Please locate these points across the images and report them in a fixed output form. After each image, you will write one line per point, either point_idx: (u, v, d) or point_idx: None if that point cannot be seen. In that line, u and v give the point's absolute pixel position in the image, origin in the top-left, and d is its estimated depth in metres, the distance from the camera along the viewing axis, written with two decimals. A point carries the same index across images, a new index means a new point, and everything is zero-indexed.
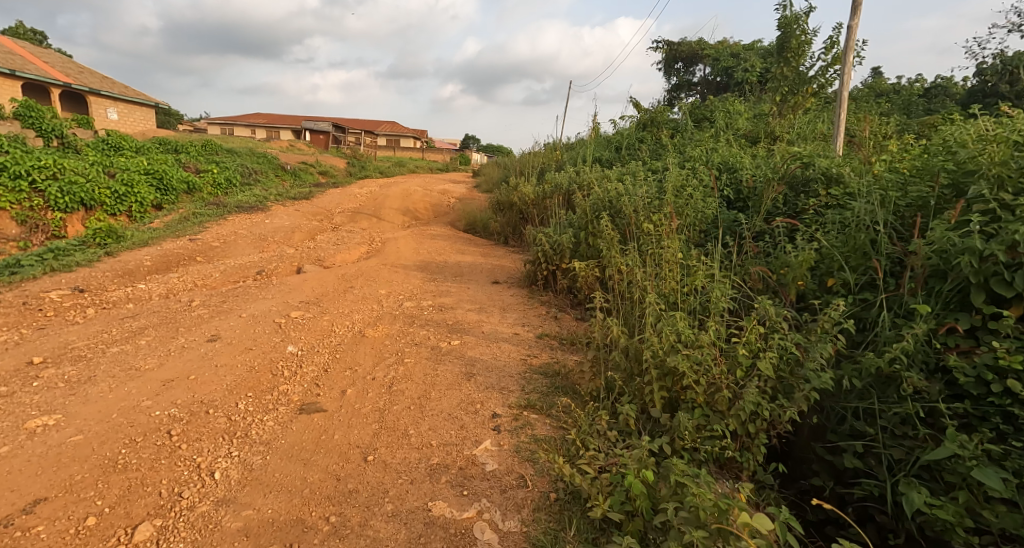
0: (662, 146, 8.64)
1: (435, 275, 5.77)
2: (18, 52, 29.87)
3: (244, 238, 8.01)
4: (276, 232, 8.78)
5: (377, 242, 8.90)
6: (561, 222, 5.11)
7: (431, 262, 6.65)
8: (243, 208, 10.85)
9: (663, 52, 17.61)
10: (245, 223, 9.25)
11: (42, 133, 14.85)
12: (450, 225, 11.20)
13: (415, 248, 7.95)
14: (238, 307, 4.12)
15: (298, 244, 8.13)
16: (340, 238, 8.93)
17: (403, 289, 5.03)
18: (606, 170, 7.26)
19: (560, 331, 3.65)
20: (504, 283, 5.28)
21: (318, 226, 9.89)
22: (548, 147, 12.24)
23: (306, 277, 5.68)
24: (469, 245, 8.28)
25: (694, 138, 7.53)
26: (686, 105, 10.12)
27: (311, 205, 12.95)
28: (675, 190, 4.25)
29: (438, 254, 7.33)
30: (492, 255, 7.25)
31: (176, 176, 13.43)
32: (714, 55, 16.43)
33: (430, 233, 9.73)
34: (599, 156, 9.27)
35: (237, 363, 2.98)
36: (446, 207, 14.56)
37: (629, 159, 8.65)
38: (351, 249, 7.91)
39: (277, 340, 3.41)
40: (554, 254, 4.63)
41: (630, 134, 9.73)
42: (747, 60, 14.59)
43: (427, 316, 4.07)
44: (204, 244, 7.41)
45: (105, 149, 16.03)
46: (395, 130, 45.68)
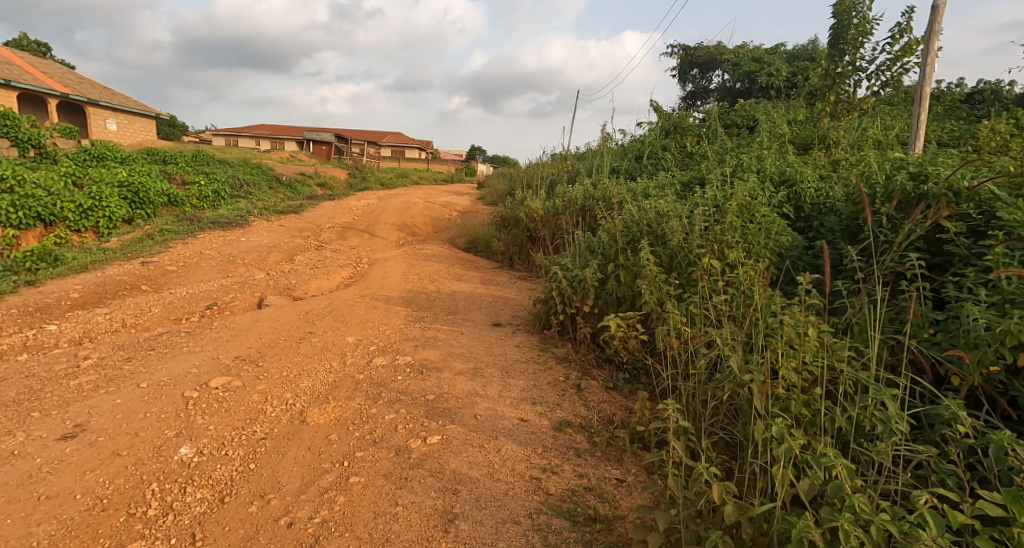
0: (690, 157, 7.55)
1: (422, 312, 4.69)
2: (16, 63, 29.57)
3: (208, 261, 7.03)
4: (250, 254, 7.79)
5: (364, 264, 7.88)
6: (582, 249, 4.03)
7: (420, 292, 5.58)
8: (221, 224, 9.91)
9: (678, 58, 16.73)
10: (216, 242, 8.27)
11: (20, 144, 14.34)
12: (449, 243, 10.18)
13: (404, 271, 6.91)
14: (144, 366, 3.05)
15: (272, 268, 7.13)
16: (322, 260, 7.92)
17: (377, 335, 3.95)
18: (629, 182, 6.19)
19: (588, 417, 2.52)
20: (508, 325, 4.18)
21: (300, 245, 8.90)
22: (558, 158, 11.19)
23: (263, 313, 4.62)
24: (468, 268, 7.23)
25: (730, 146, 6.48)
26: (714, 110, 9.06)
27: (300, 220, 12.00)
28: (739, 210, 3.16)
29: (431, 280, 6.27)
30: (495, 281, 6.19)
31: (157, 189, 12.60)
32: (733, 60, 15.38)
33: (425, 253, 8.70)
34: (616, 167, 8.21)
35: (68, 500, 1.86)
36: (447, 222, 13.53)
37: (652, 170, 7.61)
38: (331, 273, 6.89)
39: (169, 437, 2.27)
40: (574, 293, 3.56)
41: (652, 141, 8.67)
42: (770, 64, 13.61)
43: (402, 385, 2.95)
44: (159, 268, 6.43)
45: (87, 161, 15.29)
46: (399, 141, 45.11)
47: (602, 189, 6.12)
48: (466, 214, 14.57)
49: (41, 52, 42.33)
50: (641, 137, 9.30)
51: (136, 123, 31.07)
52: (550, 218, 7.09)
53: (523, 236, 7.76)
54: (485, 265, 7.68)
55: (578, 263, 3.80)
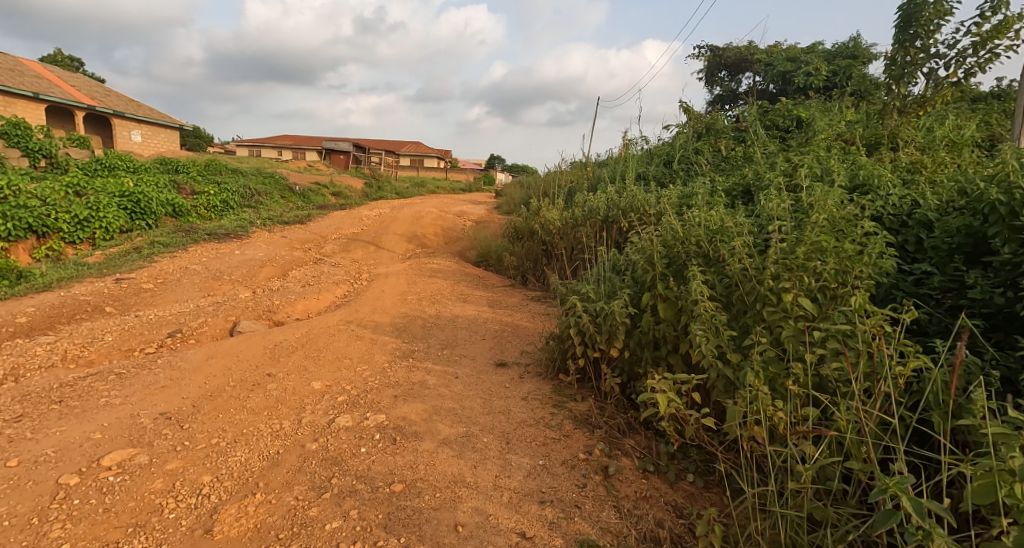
0: (728, 161, 6.69)
1: (413, 345, 3.94)
2: (44, 76, 30.26)
3: (190, 277, 6.45)
4: (239, 270, 7.20)
5: (363, 281, 7.23)
6: (608, 273, 3.26)
7: (417, 317, 4.85)
8: (218, 236, 9.40)
9: (706, 60, 15.90)
10: (207, 256, 7.73)
11: (29, 153, 14.27)
12: (459, 255, 9.49)
13: (404, 289, 6.21)
14: (32, 429, 2.37)
15: (260, 286, 6.51)
16: (317, 276, 7.29)
17: (351, 378, 3.20)
18: (659, 190, 5.39)
19: (621, 534, 1.75)
20: (514, 365, 3.40)
21: (298, 260, 8.33)
22: (578, 164, 10.40)
23: (226, 345, 3.94)
24: (476, 286, 6.50)
25: (774, 151, 5.65)
26: (752, 109, 8.18)
27: (305, 231, 11.48)
28: (825, 227, 2.35)
29: (431, 301, 5.54)
30: (505, 303, 5.44)
31: (161, 198, 12.26)
32: (766, 60, 14.46)
33: (431, 267, 8.01)
34: (642, 172, 7.38)
35: None
36: (460, 232, 12.84)
37: (682, 176, 6.80)
38: (324, 291, 6.23)
39: None
40: (599, 331, 2.78)
41: (682, 144, 7.84)
42: (808, 63, 12.66)
43: (363, 464, 2.18)
44: (133, 287, 5.86)
45: (98, 171, 15.17)
46: (418, 151, 44.96)
47: (628, 198, 5.32)
48: (481, 224, 13.88)
49: (73, 66, 43.50)
50: (669, 141, 8.46)
51: (159, 134, 31.41)
52: (567, 231, 6.32)
53: (538, 250, 7.00)
54: (495, 282, 6.93)
55: (604, 289, 3.03)
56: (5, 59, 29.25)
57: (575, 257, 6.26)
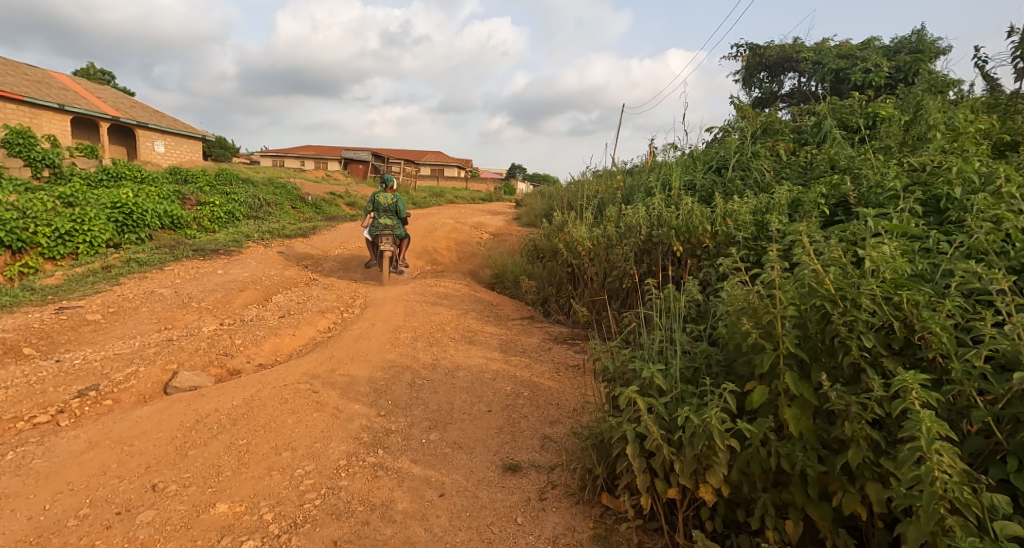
0: (800, 172, 5.46)
1: (392, 421, 2.85)
2: (70, 88, 30.59)
3: (151, 308, 5.54)
4: (215, 294, 6.27)
5: (358, 308, 6.22)
6: (675, 349, 2.07)
7: (406, 369, 3.76)
8: (206, 254, 8.56)
9: (746, 59, 14.73)
10: (183, 278, 6.84)
11: (33, 163, 13.85)
12: (473, 276, 8.43)
13: (398, 323, 5.15)
14: None
15: (231, 317, 5.54)
16: (305, 303, 6.31)
17: (280, 493, 2.12)
18: (722, 203, 4.20)
19: None
20: (530, 472, 2.27)
21: (288, 282, 7.38)
22: (608, 173, 9.25)
23: (137, 414, 2.91)
24: (486, 318, 5.40)
25: (869, 156, 4.44)
26: (819, 107, 6.93)
27: (307, 247, 10.62)
28: None
29: (428, 342, 4.46)
30: (520, 348, 4.32)
31: (159, 210, 11.56)
32: (814, 58, 13.26)
33: (438, 291, 6.96)
34: (689, 180, 6.18)
35: None
36: (476, 247, 11.80)
37: (738, 185, 5.63)
38: (303, 326, 5.23)
39: None
40: (678, 455, 1.61)
41: (736, 146, 6.63)
42: (866, 59, 11.38)
43: None
44: (76, 319, 4.94)
45: (103, 180, 14.67)
46: (439, 160, 44.44)
47: (684, 215, 4.08)
48: (499, 237, 12.83)
49: (104, 80, 44.33)
50: (718, 145, 7.26)
51: (182, 144, 31.46)
52: (598, 253, 5.15)
53: (563, 275, 5.85)
54: (510, 312, 5.82)
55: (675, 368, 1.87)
56: (33, 71, 29.68)
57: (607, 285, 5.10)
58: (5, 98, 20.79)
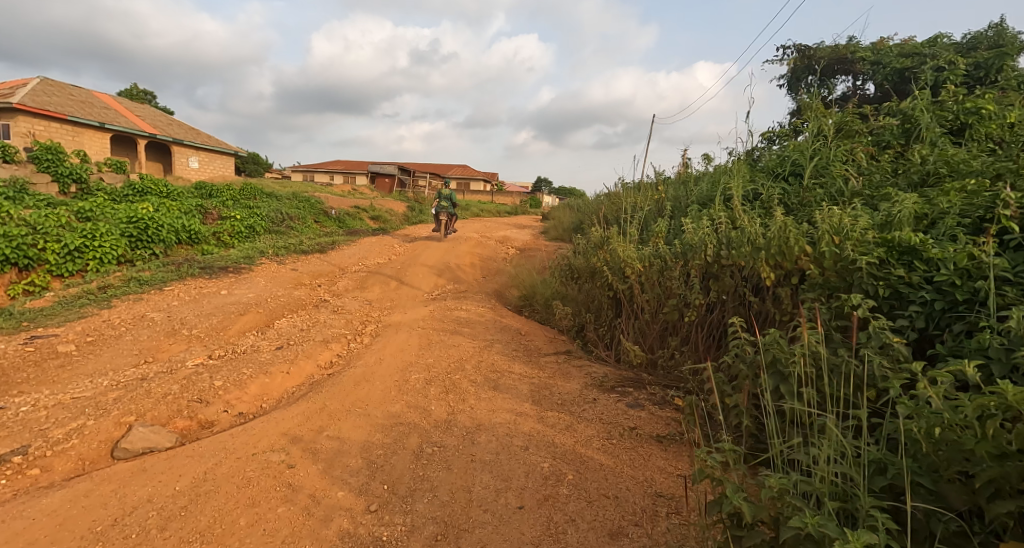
0: (896, 184, 4.51)
1: (387, 523, 2.06)
2: (110, 106, 31.42)
3: (137, 337, 4.89)
4: (211, 319, 5.61)
5: (369, 337, 5.50)
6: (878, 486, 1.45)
7: (413, 430, 2.97)
8: (215, 272, 7.99)
9: (793, 62, 13.76)
10: (182, 299, 6.22)
11: (59, 177, 13.73)
12: (499, 299, 7.66)
13: (410, 361, 4.38)
14: None
15: (223, 348, 4.85)
16: (310, 330, 5.62)
17: None
18: (817, 218, 3.31)
19: None
20: None
21: (296, 306, 6.73)
22: (650, 184, 8.36)
23: (45, 502, 2.16)
24: (514, 354, 4.59)
25: (1003, 160, 3.50)
26: (903, 106, 5.94)
27: (323, 264, 10.03)
28: None
29: (444, 388, 3.67)
30: (556, 398, 3.49)
31: (176, 224, 11.17)
32: (871, 59, 12.23)
33: (459, 316, 6.20)
34: (753, 189, 5.27)
35: None
36: (502, 264, 11.02)
37: (817, 195, 4.71)
38: (301, 362, 4.50)
39: None
40: None
41: (805, 150, 5.71)
42: (936, 57, 10.28)
43: None
44: (44, 351, 4.30)
45: (127, 194, 14.49)
46: (466, 174, 44.18)
47: (777, 232, 3.14)
48: (527, 253, 12.02)
49: (145, 98, 45.71)
50: (780, 150, 6.35)
51: (215, 160, 31.91)
52: (652, 278, 4.28)
53: (605, 302, 5.01)
54: (541, 344, 5.00)
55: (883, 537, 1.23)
56: (77, 91, 30.61)
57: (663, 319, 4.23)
58: (47, 116, 21.24)
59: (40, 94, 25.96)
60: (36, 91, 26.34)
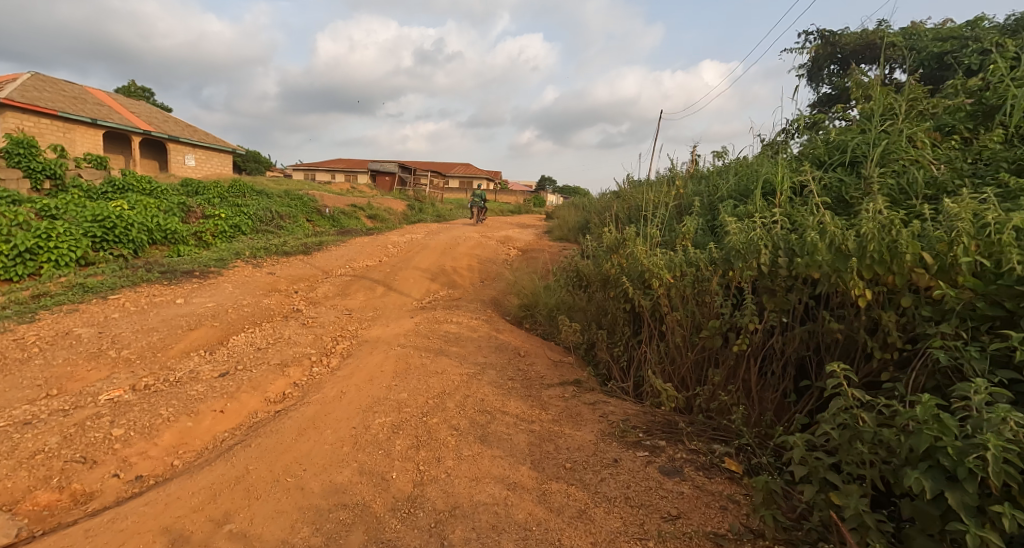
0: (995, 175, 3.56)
1: None
2: (104, 102, 30.66)
3: (48, 360, 4.03)
4: (151, 336, 4.74)
5: (338, 358, 4.62)
6: None
7: (358, 518, 2.10)
8: (177, 277, 7.14)
9: (816, 49, 12.74)
10: (125, 311, 5.36)
11: (32, 172, 12.92)
12: (497, 308, 6.77)
13: (379, 394, 3.49)
14: None
15: (153, 374, 3.98)
16: (269, 350, 4.74)
17: None
18: (930, 215, 2.38)
19: None
20: None
21: (262, 318, 5.86)
22: (669, 177, 7.39)
23: None
24: (510, 386, 3.71)
25: None
26: (977, 82, 4.96)
27: (305, 268, 9.15)
28: None
29: (414, 440, 2.77)
30: (564, 456, 2.62)
31: (149, 222, 10.34)
32: (904, 44, 11.20)
33: (448, 331, 5.32)
34: (802, 181, 4.34)
35: None
36: (502, 267, 10.07)
37: (888, 187, 3.77)
38: (244, 394, 3.62)
39: None
40: None
41: (860, 135, 4.76)
42: (983, 39, 9.23)
43: None
44: None
45: (105, 192, 13.68)
46: (468, 172, 43.25)
47: (878, 231, 2.21)
48: (529, 255, 11.06)
49: (144, 96, 44.97)
50: (826, 135, 5.39)
51: (211, 158, 31.10)
52: (685, 291, 3.35)
53: (624, 319, 4.10)
54: (544, 370, 4.12)
55: None
56: (70, 86, 29.88)
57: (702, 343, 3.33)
58: (35, 111, 20.50)
59: (29, 90, 25.21)
60: (26, 87, 25.63)
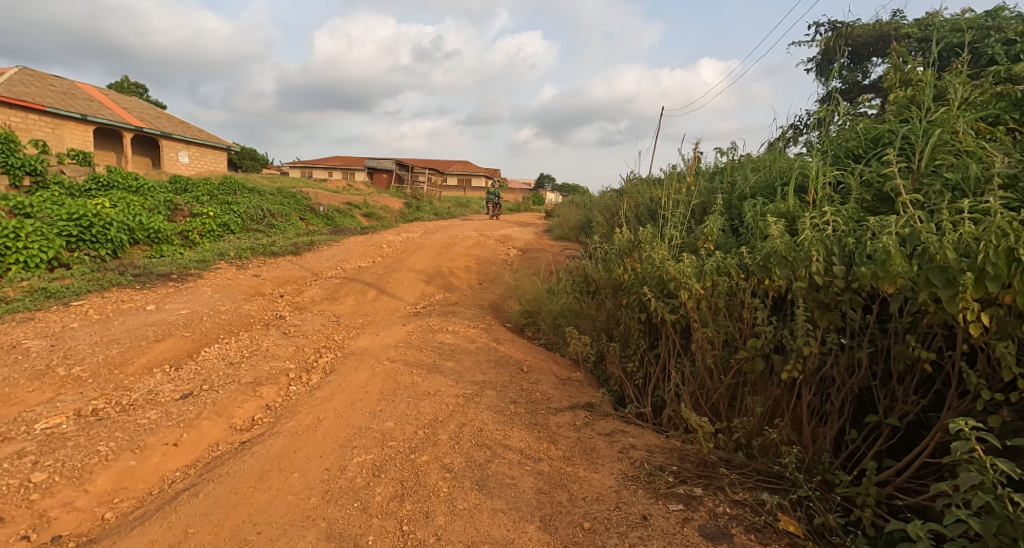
0: None
1: None
2: (95, 98, 30.08)
3: None
4: (111, 349, 4.26)
5: (319, 375, 4.14)
6: None
7: None
8: (153, 280, 6.65)
9: (826, 41, 12.22)
10: (86, 321, 4.87)
11: (11, 168, 12.40)
12: (496, 314, 6.29)
13: (361, 423, 3.01)
14: None
15: (105, 395, 3.49)
16: (242, 364, 4.26)
17: None
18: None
19: None
20: None
21: (240, 326, 5.38)
22: (680, 173, 6.89)
23: None
24: (512, 412, 3.23)
25: None
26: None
27: (293, 269, 8.65)
28: None
29: (398, 488, 2.31)
30: (578, 510, 2.16)
31: (131, 221, 9.84)
32: (920, 34, 10.68)
33: (442, 342, 4.83)
34: (838, 175, 3.85)
35: None
36: (501, 268, 9.57)
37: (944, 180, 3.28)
38: (204, 421, 3.13)
39: None
40: None
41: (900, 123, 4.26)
42: (1008, 27, 8.71)
43: None
44: None
45: (89, 189, 13.17)
46: (466, 169, 42.71)
47: (984, 236, 1.73)
48: (529, 255, 10.57)
49: (137, 92, 44.22)
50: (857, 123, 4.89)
51: (205, 155, 30.55)
52: (715, 302, 2.84)
53: (640, 332, 3.62)
54: (549, 391, 3.65)
55: None
56: (60, 81, 29.28)
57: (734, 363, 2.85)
58: (21, 106, 19.88)
59: (17, 84, 24.58)
60: (13, 81, 25.05)
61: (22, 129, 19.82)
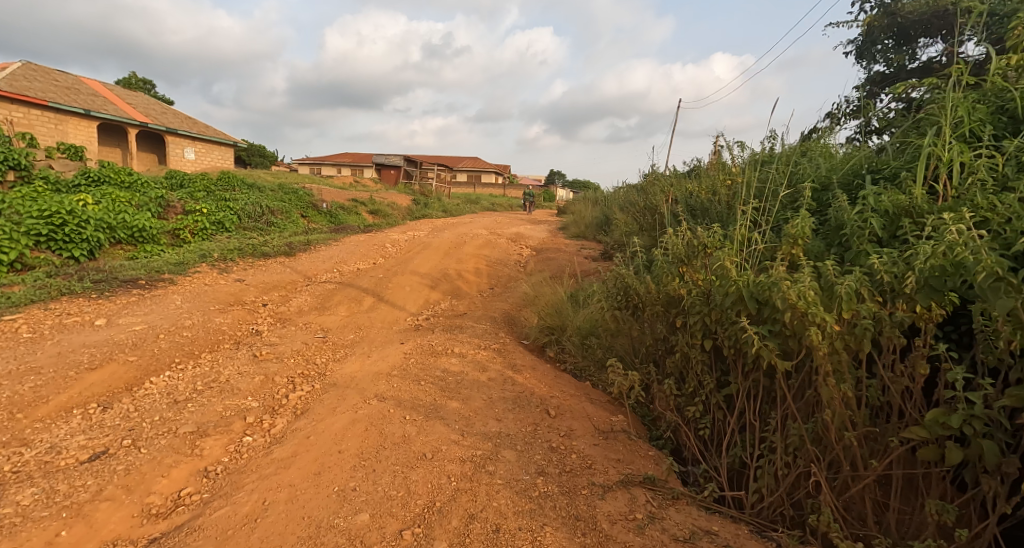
0: None
1: None
2: (99, 92, 29.53)
3: None
4: (25, 382, 3.36)
5: (285, 418, 3.21)
6: None
7: None
8: (116, 287, 5.77)
9: (874, 19, 11.00)
10: (12, 343, 3.98)
11: None
12: (511, 329, 5.31)
13: (322, 515, 2.10)
14: None
15: None
16: (190, 401, 3.34)
17: None
18: None
19: None
20: None
21: (203, 346, 4.45)
22: (727, 163, 5.85)
23: None
24: (540, 492, 2.27)
25: None
26: None
27: (284, 273, 7.75)
28: None
29: None
30: None
31: (110, 218, 9.00)
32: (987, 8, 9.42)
33: (445, 370, 3.88)
34: (984, 155, 2.81)
35: None
36: (515, 271, 8.59)
37: None
38: (104, 504, 2.23)
39: None
40: None
41: None
42: None
43: None
44: None
45: (77, 184, 12.40)
46: (476, 166, 41.76)
47: None
48: (545, 255, 9.58)
49: (146, 88, 43.87)
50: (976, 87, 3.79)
51: (211, 151, 29.90)
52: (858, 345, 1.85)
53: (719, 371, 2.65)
54: (587, 452, 2.69)
55: None
56: (64, 76, 28.74)
57: (881, 437, 1.87)
58: (21, 100, 19.22)
59: (19, 78, 24.05)
60: (15, 74, 24.53)
61: (21, 124, 19.19)
